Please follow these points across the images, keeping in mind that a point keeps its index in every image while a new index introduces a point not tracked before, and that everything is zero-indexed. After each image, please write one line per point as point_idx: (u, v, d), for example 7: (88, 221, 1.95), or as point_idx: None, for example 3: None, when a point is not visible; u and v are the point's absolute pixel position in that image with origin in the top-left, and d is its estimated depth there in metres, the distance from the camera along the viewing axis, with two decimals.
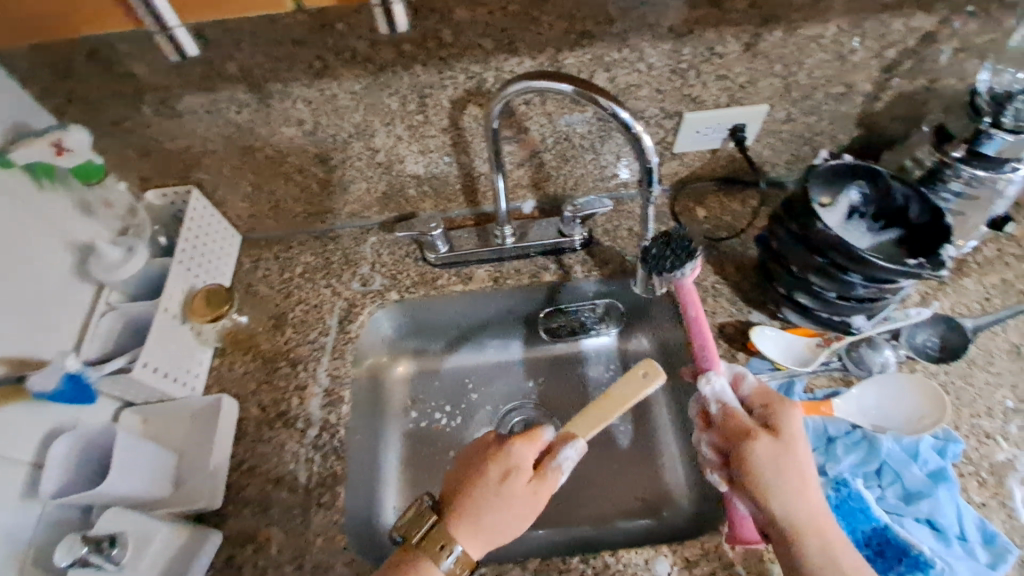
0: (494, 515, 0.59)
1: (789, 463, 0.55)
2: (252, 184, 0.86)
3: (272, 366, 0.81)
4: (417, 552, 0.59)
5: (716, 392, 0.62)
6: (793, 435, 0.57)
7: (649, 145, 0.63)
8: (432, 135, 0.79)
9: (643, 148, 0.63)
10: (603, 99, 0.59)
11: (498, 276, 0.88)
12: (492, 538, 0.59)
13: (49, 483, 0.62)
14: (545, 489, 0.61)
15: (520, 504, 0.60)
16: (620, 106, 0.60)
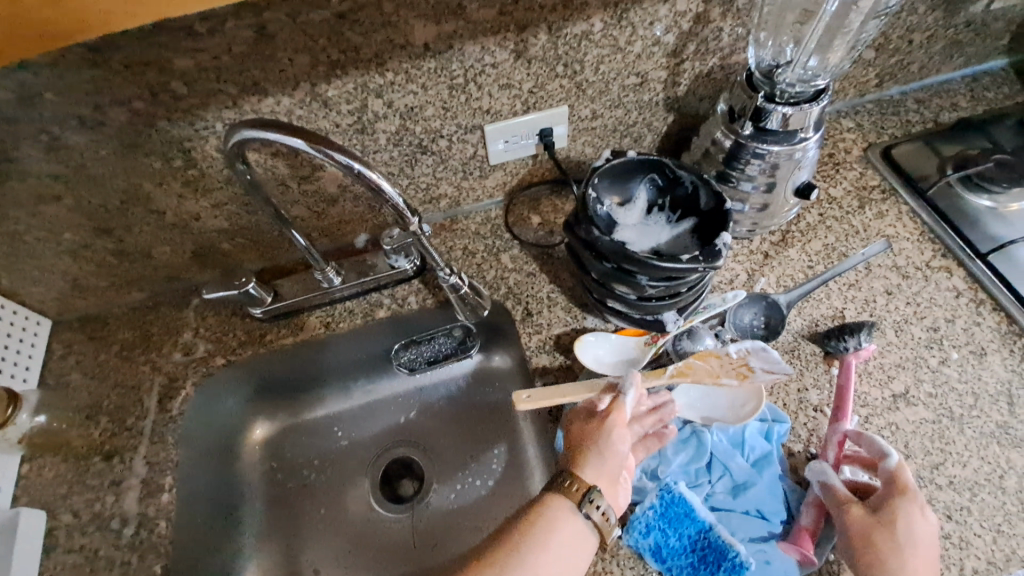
0: (588, 441, 0.59)
1: (880, 538, 0.54)
2: (40, 269, 0.78)
3: (86, 463, 0.75)
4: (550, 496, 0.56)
5: (817, 471, 0.61)
6: (890, 507, 0.55)
7: (394, 194, 0.60)
8: (217, 187, 0.73)
9: (384, 193, 0.59)
10: (334, 153, 0.55)
11: (329, 320, 0.86)
12: (601, 457, 0.58)
13: None
14: (620, 408, 0.62)
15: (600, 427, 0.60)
16: (350, 156, 0.56)
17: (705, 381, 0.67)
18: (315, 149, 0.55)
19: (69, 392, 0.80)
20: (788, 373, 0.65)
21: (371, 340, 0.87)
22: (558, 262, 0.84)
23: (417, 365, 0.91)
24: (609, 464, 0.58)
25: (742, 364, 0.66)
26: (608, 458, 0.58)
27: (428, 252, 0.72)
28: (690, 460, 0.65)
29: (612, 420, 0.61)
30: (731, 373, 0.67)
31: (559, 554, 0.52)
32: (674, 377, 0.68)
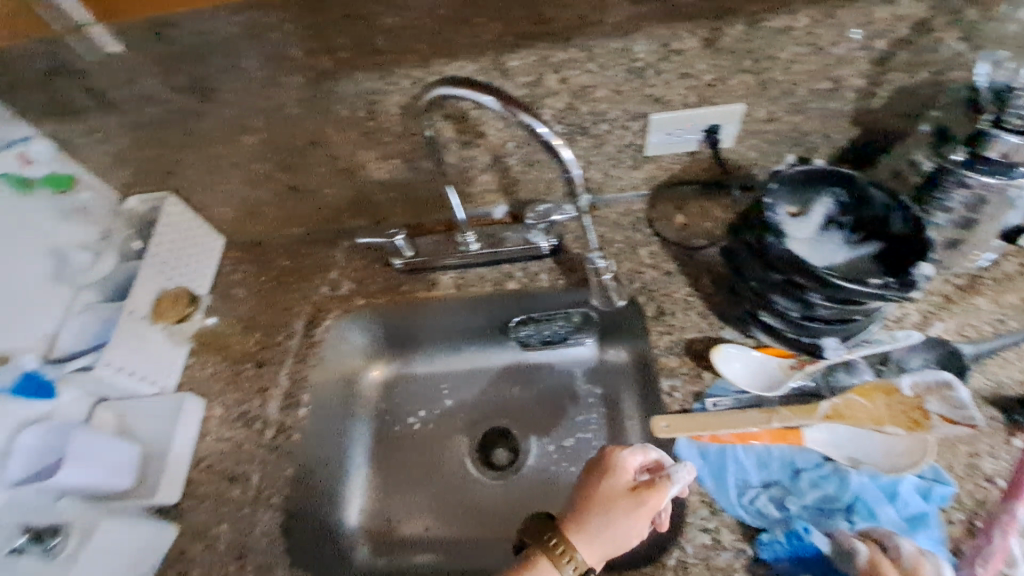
0: (605, 514, 0.57)
1: None
2: (228, 191, 0.88)
3: (239, 367, 0.84)
4: (534, 552, 0.56)
5: None
6: None
7: (569, 159, 0.61)
8: (388, 141, 0.78)
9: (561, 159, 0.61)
10: (520, 113, 0.57)
11: (461, 283, 0.87)
12: (609, 536, 0.56)
13: (10, 470, 0.65)
14: (657, 495, 0.57)
15: (628, 510, 0.57)
16: (538, 120, 0.57)
17: (865, 425, 0.62)
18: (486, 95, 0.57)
19: (233, 303, 0.90)
20: (972, 424, 0.60)
21: (493, 313, 0.92)
22: (696, 268, 0.80)
23: (529, 342, 0.95)
24: (612, 546, 0.56)
25: (917, 410, 0.61)
26: (616, 540, 0.56)
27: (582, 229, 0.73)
28: (825, 501, 0.59)
29: (644, 504, 0.57)
30: (900, 419, 0.62)
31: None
32: (830, 416, 0.63)
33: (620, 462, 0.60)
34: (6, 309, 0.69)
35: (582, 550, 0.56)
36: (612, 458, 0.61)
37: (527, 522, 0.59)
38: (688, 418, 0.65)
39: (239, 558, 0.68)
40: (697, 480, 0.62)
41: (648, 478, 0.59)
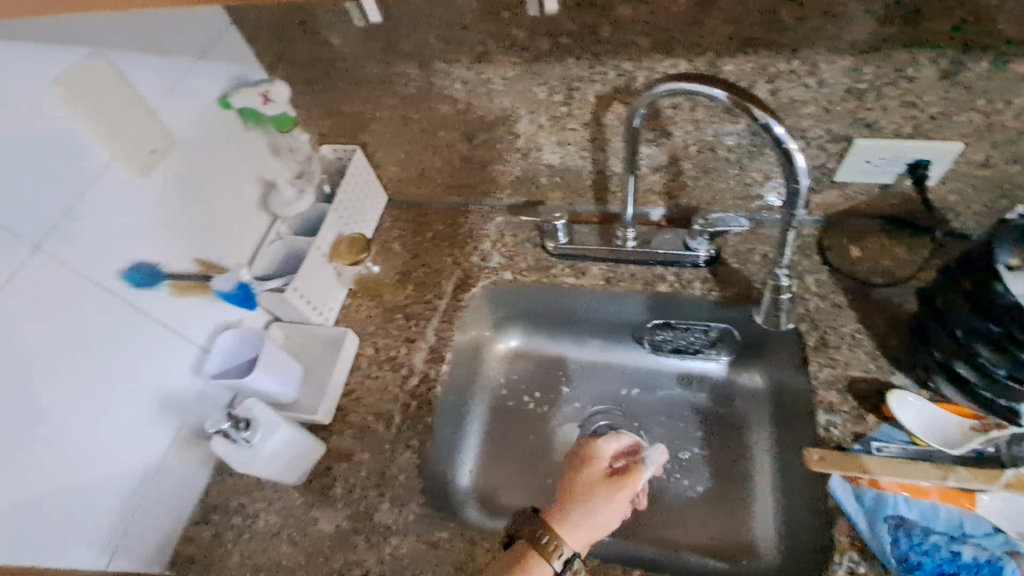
0: (586, 501, 0.64)
1: None
2: (405, 152, 0.94)
3: (390, 316, 0.90)
4: (525, 549, 0.62)
5: None
6: None
7: (803, 168, 0.57)
8: (573, 128, 0.80)
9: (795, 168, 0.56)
10: (753, 108, 0.55)
11: (610, 276, 0.88)
12: (596, 522, 0.63)
13: (211, 364, 0.75)
14: (636, 480, 0.65)
15: (609, 495, 0.64)
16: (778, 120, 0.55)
17: None
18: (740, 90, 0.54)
19: (391, 256, 0.96)
20: None
21: (630, 309, 0.93)
22: (873, 306, 0.77)
23: (661, 345, 0.95)
24: (595, 532, 0.63)
25: None
26: (603, 526, 0.63)
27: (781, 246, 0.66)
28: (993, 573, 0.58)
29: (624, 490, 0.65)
30: None
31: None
32: (1011, 485, 0.61)
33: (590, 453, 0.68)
34: (223, 226, 0.77)
35: (568, 540, 0.62)
36: (592, 448, 0.68)
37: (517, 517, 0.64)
38: (848, 459, 0.64)
39: (378, 487, 0.74)
40: (849, 524, 0.62)
41: (632, 465, 0.67)
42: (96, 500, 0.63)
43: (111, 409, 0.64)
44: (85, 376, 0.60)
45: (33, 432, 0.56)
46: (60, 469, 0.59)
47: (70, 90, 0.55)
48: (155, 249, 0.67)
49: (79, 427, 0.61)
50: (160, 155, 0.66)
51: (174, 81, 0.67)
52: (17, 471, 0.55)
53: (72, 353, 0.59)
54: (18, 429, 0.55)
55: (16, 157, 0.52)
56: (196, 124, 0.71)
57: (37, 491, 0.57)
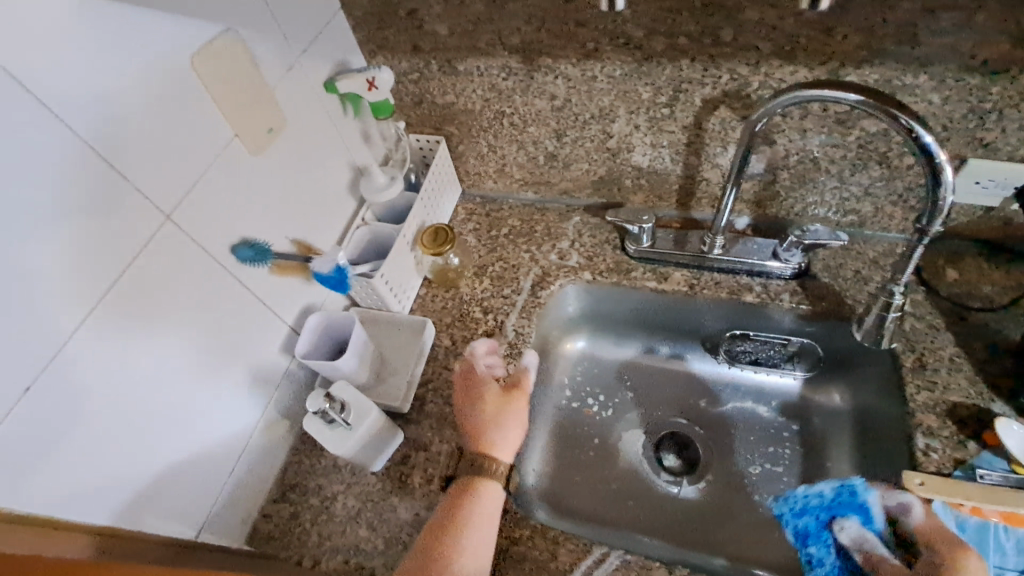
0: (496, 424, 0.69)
1: None
2: (488, 147, 0.93)
3: (466, 309, 0.90)
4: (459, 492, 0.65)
5: None
6: None
7: (949, 182, 0.53)
8: (671, 130, 0.79)
9: (939, 180, 0.53)
10: (898, 112, 0.53)
11: (693, 283, 0.87)
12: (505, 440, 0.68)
13: (302, 344, 0.73)
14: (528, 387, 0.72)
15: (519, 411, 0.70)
16: (927, 128, 0.52)
17: None
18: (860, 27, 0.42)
19: (467, 249, 0.96)
20: None
21: (711, 318, 0.93)
22: (972, 330, 0.74)
23: (739, 356, 0.94)
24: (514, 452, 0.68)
25: None
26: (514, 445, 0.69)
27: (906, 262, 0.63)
28: None
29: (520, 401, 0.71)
30: None
31: (483, 540, 0.62)
32: None
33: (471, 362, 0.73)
34: (319, 208, 0.77)
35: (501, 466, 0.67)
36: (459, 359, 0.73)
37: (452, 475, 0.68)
38: (947, 486, 0.63)
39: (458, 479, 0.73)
40: None
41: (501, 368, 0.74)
42: (199, 475, 0.63)
43: (215, 383, 0.64)
44: (200, 350, 0.61)
45: (157, 401, 0.57)
46: (175, 442, 0.60)
47: (205, 65, 0.56)
48: (264, 228, 0.68)
49: (186, 397, 0.60)
50: (275, 135, 0.66)
51: (291, 63, 0.68)
52: (142, 440, 0.56)
53: (193, 327, 0.60)
54: (145, 397, 0.56)
55: (156, 123, 0.52)
56: (306, 106, 0.71)
57: (156, 460, 0.58)
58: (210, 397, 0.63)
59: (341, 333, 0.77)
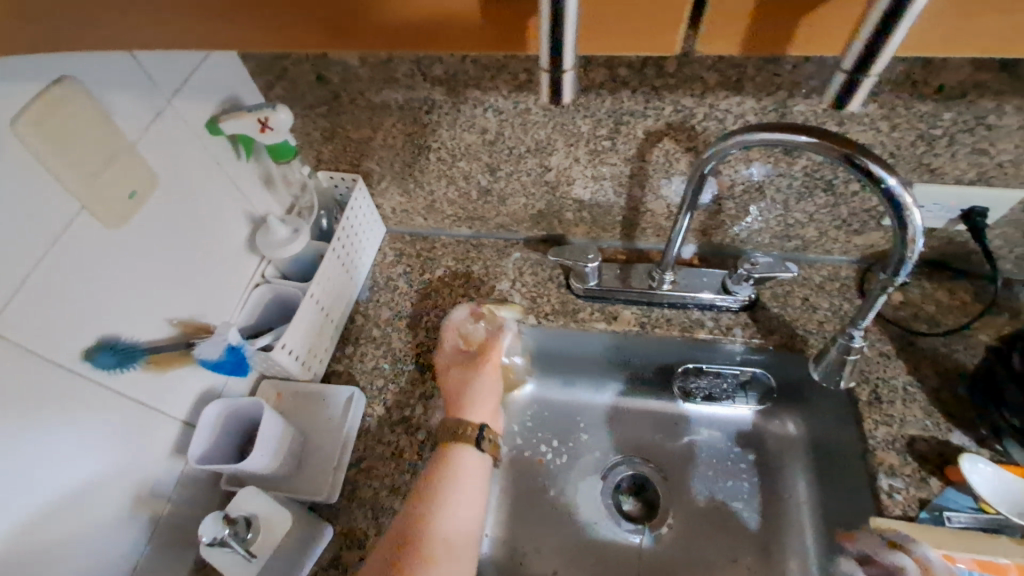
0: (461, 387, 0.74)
1: None
2: (414, 182, 0.83)
3: (401, 368, 0.80)
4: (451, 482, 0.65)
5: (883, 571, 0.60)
6: None
7: (919, 225, 0.49)
8: (613, 163, 0.73)
9: (907, 227, 0.50)
10: (870, 164, 0.48)
11: (644, 321, 0.81)
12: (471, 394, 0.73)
13: (199, 446, 0.61)
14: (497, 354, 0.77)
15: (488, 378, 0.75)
16: (890, 171, 0.48)
17: None
18: (870, 89, 0.38)
19: (397, 297, 0.86)
20: None
21: (662, 354, 0.85)
22: (921, 356, 0.73)
23: (693, 392, 0.88)
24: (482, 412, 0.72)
25: None
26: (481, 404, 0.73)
27: (866, 308, 0.60)
28: None
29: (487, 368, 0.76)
30: None
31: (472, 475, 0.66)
32: None
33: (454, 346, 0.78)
34: (211, 274, 0.65)
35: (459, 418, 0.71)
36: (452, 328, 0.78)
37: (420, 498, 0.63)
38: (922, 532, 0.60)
39: None
40: None
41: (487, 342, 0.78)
42: None
43: (108, 482, 0.54)
44: (76, 444, 0.51)
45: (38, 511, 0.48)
46: (63, 549, 0.51)
47: (39, 129, 0.44)
48: (134, 314, 0.55)
49: (59, 491, 0.50)
50: (141, 199, 0.55)
51: (160, 108, 0.56)
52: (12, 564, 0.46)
53: (64, 414, 0.49)
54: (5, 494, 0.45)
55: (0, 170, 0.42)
56: (181, 159, 0.59)
57: (43, 574, 0.49)
58: (101, 499, 0.54)
59: (247, 421, 0.67)
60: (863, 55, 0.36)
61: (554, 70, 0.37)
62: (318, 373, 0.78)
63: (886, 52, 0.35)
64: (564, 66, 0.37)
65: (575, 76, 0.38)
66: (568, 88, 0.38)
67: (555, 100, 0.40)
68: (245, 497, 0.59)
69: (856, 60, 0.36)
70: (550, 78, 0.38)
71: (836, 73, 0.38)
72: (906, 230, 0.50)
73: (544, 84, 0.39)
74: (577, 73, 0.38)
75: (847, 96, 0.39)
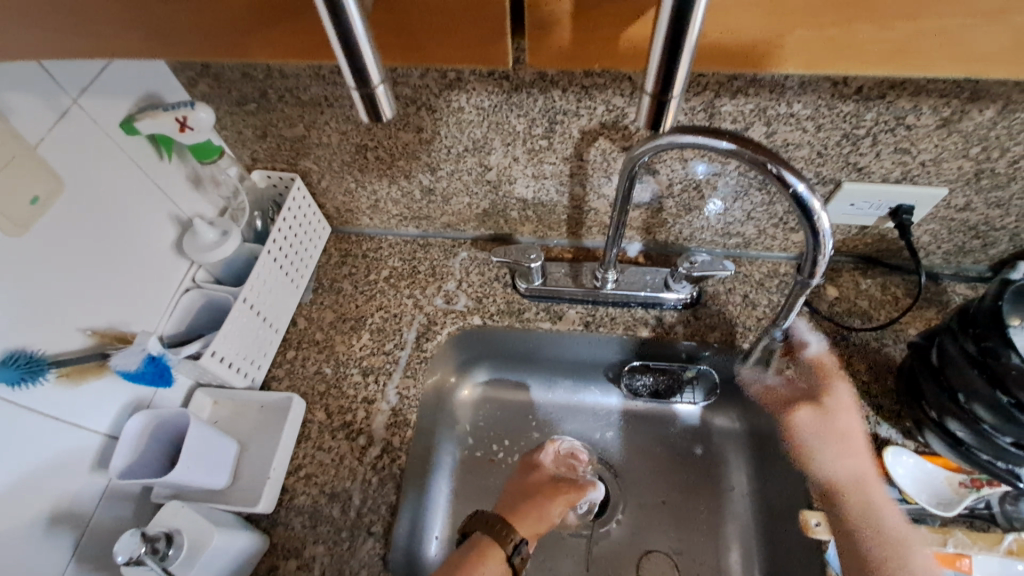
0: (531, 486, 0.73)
1: None
2: (355, 182, 0.81)
3: (343, 372, 0.78)
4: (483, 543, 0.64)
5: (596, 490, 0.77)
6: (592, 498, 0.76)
7: (827, 229, 0.51)
8: (552, 161, 0.73)
9: (816, 232, 0.51)
10: (785, 173, 0.49)
11: (589, 319, 0.82)
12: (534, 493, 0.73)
13: (118, 459, 0.60)
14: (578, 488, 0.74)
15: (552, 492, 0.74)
16: (798, 177, 0.49)
17: None
18: (677, 109, 0.39)
19: (340, 299, 0.84)
20: None
21: (610, 350, 0.84)
22: (854, 351, 0.75)
23: (639, 390, 0.87)
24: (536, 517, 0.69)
25: None
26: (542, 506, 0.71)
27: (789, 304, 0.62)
28: None
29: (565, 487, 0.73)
30: None
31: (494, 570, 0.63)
32: (1011, 552, 0.62)
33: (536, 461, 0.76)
34: (133, 280, 0.63)
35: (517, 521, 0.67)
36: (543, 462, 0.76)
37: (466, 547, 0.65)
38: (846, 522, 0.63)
39: None
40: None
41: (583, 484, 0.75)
42: None
43: (16, 504, 0.52)
44: None
45: None
46: None
47: None
48: (41, 323, 0.53)
49: None
50: (45, 204, 0.53)
51: (63, 107, 0.54)
52: None
53: None
54: None
55: None
56: (91, 160, 0.57)
57: None
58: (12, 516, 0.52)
59: (175, 432, 0.65)
60: (663, 65, 0.35)
61: (364, 88, 0.38)
62: (257, 380, 0.76)
63: (681, 71, 0.36)
64: (371, 83, 0.37)
65: (390, 91, 0.39)
66: (383, 104, 0.39)
67: (376, 118, 0.40)
68: (166, 517, 0.58)
69: (656, 84, 0.37)
70: (362, 96, 0.38)
71: (643, 95, 0.39)
72: (817, 235, 0.51)
73: (359, 102, 0.39)
74: (390, 87, 0.39)
75: (658, 117, 0.39)
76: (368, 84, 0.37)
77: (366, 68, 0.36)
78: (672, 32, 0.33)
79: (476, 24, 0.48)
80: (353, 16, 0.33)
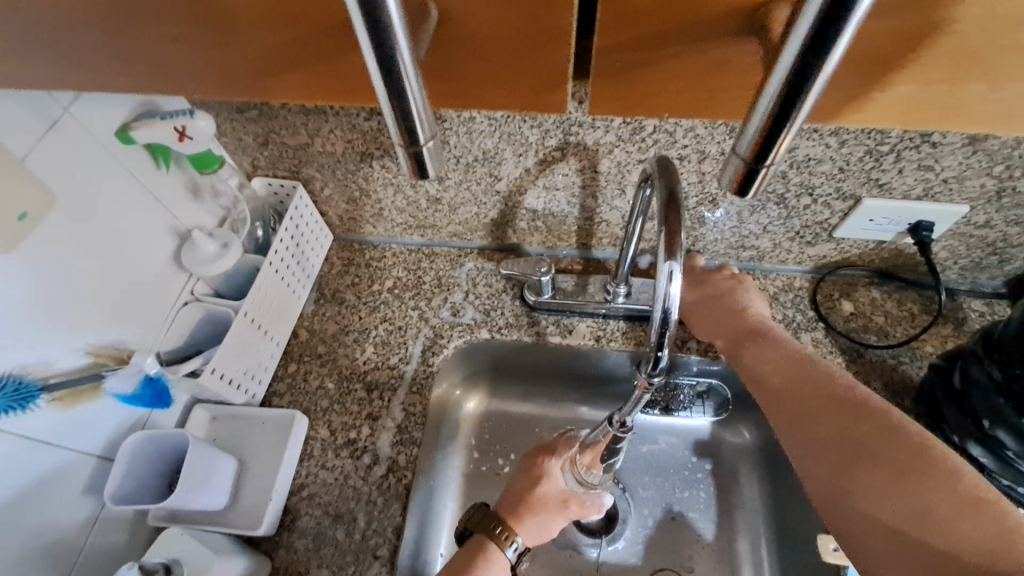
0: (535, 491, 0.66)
1: None
2: (359, 190, 0.78)
3: (347, 387, 0.76)
4: (485, 543, 0.62)
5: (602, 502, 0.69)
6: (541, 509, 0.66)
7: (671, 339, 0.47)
8: (564, 172, 0.70)
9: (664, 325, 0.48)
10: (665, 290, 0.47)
11: (599, 334, 0.80)
12: (532, 500, 0.66)
13: (114, 484, 0.57)
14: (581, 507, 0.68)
15: (552, 505, 0.66)
16: (674, 282, 0.46)
17: None
18: (770, 176, 0.37)
19: (343, 311, 0.82)
20: None
21: (622, 363, 0.81)
22: (870, 368, 0.73)
23: (649, 405, 0.85)
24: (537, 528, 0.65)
25: None
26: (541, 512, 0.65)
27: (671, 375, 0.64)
28: None
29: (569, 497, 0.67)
30: None
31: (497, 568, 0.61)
32: None
33: (545, 462, 0.68)
34: (131, 298, 0.61)
35: (519, 529, 0.64)
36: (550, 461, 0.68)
37: (468, 544, 0.63)
38: None
39: None
40: None
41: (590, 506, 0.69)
42: None
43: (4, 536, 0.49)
44: None
45: None
46: None
47: None
48: (31, 346, 0.51)
49: None
50: (34, 221, 0.50)
51: (54, 117, 0.52)
52: None
53: None
54: None
55: None
56: (86, 174, 0.55)
57: None
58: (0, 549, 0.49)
59: (173, 452, 0.62)
60: (764, 134, 0.34)
61: (412, 145, 0.36)
62: (257, 396, 0.73)
63: (780, 141, 0.34)
64: (420, 140, 0.36)
65: (437, 147, 0.37)
66: (430, 162, 0.38)
67: (421, 175, 0.39)
68: (165, 543, 0.58)
69: (753, 149, 0.35)
70: (408, 153, 0.37)
71: (734, 158, 0.37)
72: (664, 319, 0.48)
73: (404, 158, 0.38)
74: (438, 144, 0.38)
75: (748, 182, 0.37)
76: (407, 140, 0.36)
77: (416, 125, 0.35)
78: (782, 101, 0.31)
79: (501, 52, 0.45)
80: (405, 69, 0.32)
